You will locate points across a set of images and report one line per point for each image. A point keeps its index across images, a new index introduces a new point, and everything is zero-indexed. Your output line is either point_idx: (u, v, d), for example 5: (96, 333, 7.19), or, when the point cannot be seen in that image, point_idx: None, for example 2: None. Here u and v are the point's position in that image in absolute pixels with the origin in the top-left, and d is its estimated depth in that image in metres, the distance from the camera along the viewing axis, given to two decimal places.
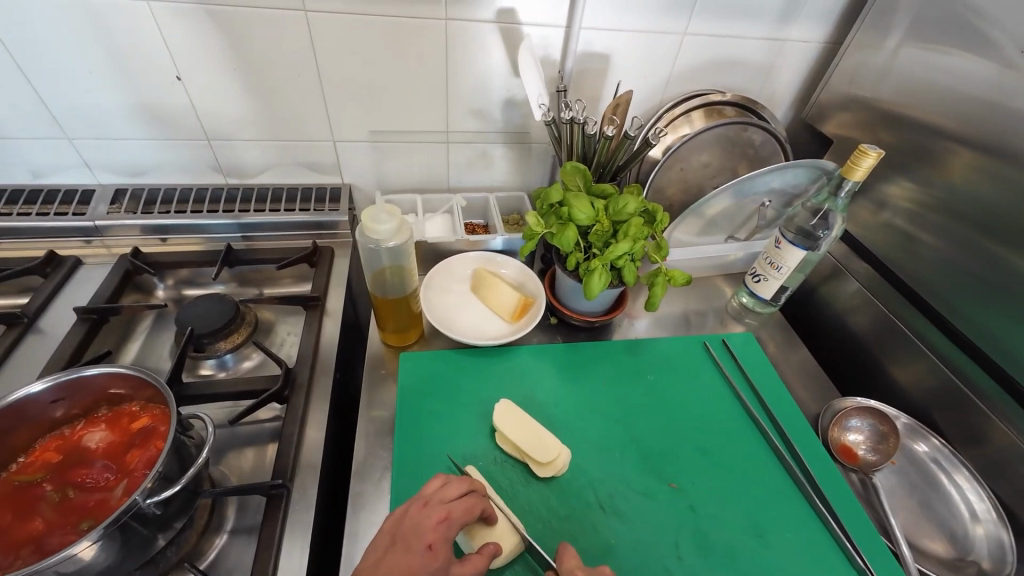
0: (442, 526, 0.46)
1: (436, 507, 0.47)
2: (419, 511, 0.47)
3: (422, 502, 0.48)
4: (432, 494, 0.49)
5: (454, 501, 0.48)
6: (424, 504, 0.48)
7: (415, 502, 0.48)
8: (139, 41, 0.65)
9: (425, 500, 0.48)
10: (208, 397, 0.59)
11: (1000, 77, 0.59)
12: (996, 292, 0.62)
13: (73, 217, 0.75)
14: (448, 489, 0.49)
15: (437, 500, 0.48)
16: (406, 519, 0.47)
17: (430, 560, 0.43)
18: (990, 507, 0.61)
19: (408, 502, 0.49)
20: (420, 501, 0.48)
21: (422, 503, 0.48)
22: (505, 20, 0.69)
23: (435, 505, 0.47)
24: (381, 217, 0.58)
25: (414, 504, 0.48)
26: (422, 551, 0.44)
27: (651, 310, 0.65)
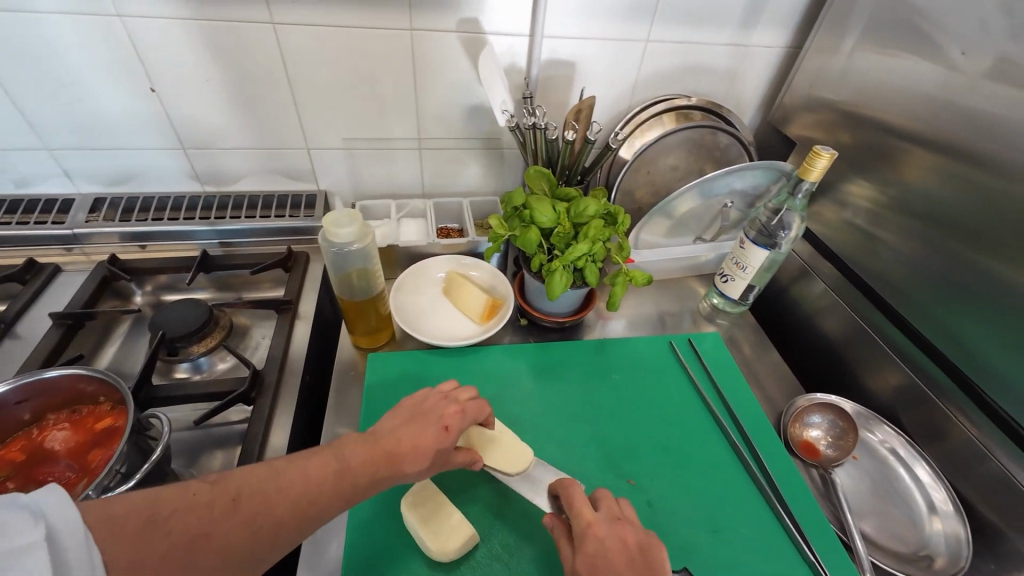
0: (459, 415, 0.49)
1: (453, 400, 0.50)
2: (438, 400, 0.50)
3: (441, 395, 0.51)
4: (451, 391, 0.52)
5: (467, 399, 0.52)
6: (443, 396, 0.50)
7: (434, 392, 0.51)
8: (113, 54, 0.67)
9: (443, 394, 0.51)
10: (176, 398, 0.60)
11: (946, 78, 0.61)
12: (949, 287, 0.63)
13: (53, 225, 0.77)
14: (464, 392, 0.52)
15: (453, 396, 0.51)
16: (427, 402, 0.50)
17: (443, 438, 0.47)
18: (947, 497, 0.61)
19: (428, 391, 0.51)
20: (440, 394, 0.51)
21: (441, 395, 0.51)
22: (469, 30, 0.71)
23: (451, 400, 0.50)
24: (343, 222, 0.59)
25: (432, 394, 0.51)
26: (438, 429, 0.47)
27: (614, 310, 0.66)
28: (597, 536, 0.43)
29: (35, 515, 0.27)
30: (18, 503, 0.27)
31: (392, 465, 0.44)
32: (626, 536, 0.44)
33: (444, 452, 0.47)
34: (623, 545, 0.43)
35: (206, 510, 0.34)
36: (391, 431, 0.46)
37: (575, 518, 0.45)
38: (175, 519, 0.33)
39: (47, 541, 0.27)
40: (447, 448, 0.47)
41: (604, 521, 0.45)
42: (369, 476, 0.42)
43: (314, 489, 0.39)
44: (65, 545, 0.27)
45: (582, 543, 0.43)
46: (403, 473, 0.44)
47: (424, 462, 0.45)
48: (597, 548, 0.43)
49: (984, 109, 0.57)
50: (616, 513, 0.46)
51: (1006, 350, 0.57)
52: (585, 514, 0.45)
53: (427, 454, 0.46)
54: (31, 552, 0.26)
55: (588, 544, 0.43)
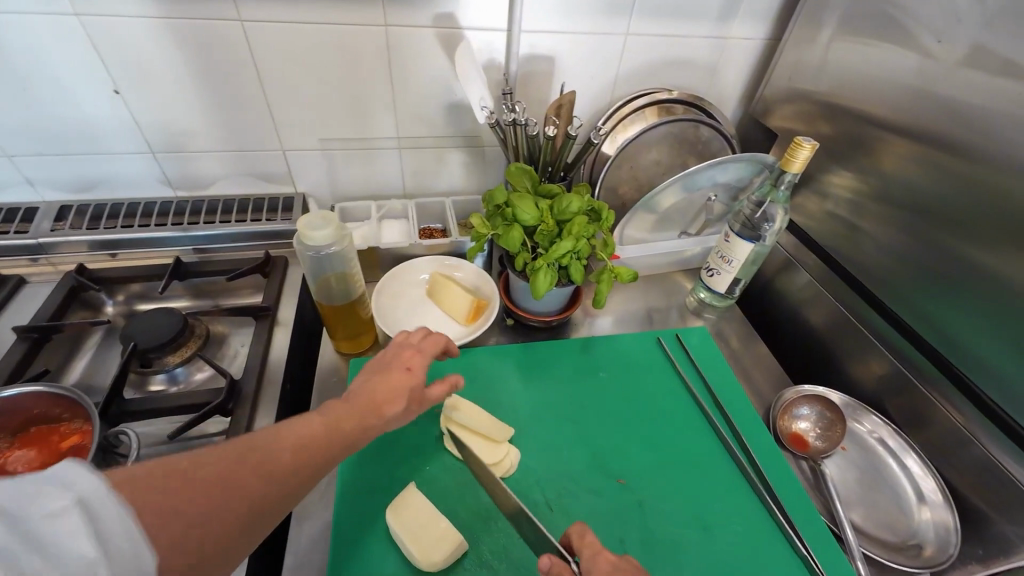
0: (418, 356, 0.49)
1: (407, 346, 0.50)
2: (394, 349, 0.50)
3: (397, 343, 0.51)
4: (404, 338, 0.52)
5: (421, 340, 0.52)
6: (398, 345, 0.50)
7: (390, 345, 0.51)
8: (74, 56, 0.65)
9: (399, 342, 0.51)
10: (150, 412, 0.58)
11: (923, 66, 0.61)
12: (931, 275, 0.63)
13: (16, 235, 0.74)
14: (416, 336, 0.53)
15: (407, 342, 0.51)
16: (384, 355, 0.49)
17: (412, 377, 0.46)
18: (936, 487, 0.62)
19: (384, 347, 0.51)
20: (396, 343, 0.51)
21: (397, 343, 0.51)
22: (445, 25, 0.69)
23: (407, 345, 0.50)
24: (316, 223, 0.57)
25: (388, 346, 0.51)
26: (403, 371, 0.46)
27: (599, 308, 0.65)
28: (610, 558, 0.41)
29: (59, 485, 0.24)
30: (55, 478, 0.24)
31: (372, 411, 0.42)
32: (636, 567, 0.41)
33: (418, 390, 0.46)
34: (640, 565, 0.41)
35: (217, 462, 0.32)
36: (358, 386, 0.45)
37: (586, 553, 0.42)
38: (193, 473, 0.31)
39: (79, 507, 0.24)
40: (420, 384, 0.46)
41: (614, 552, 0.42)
42: (354, 424, 0.41)
43: (310, 441, 0.38)
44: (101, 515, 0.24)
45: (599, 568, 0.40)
46: (384, 415, 0.43)
47: (400, 400, 0.44)
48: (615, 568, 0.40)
49: (958, 96, 0.57)
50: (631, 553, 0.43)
51: (989, 336, 0.57)
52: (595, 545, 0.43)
53: (400, 390, 0.45)
54: (61, 519, 0.23)
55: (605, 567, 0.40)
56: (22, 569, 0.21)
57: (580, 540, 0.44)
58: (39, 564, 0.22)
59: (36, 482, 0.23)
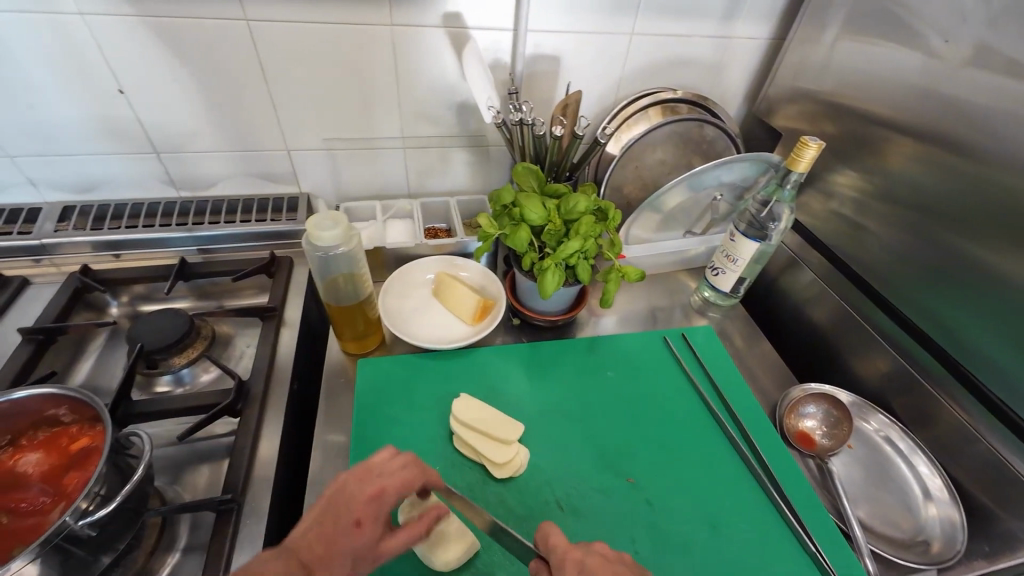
0: (375, 505, 0.44)
1: (375, 480, 0.45)
2: (358, 482, 0.45)
3: (364, 472, 0.46)
4: (377, 463, 0.47)
5: (393, 471, 0.46)
6: (363, 476, 0.45)
7: (357, 470, 0.46)
8: (78, 56, 0.64)
9: (367, 470, 0.46)
10: (158, 413, 0.58)
11: (928, 66, 0.61)
12: (936, 274, 0.64)
13: (19, 236, 0.74)
14: (390, 463, 0.47)
15: (377, 473, 0.46)
16: (345, 488, 0.45)
17: (357, 538, 0.42)
18: (942, 485, 0.62)
19: (352, 468, 0.46)
20: (364, 468, 0.46)
21: (364, 472, 0.46)
22: (451, 25, 0.69)
23: (373, 479, 0.45)
24: (325, 224, 0.57)
25: (356, 472, 0.46)
26: (350, 528, 0.42)
27: (607, 307, 0.65)
28: (576, 558, 0.42)
29: None
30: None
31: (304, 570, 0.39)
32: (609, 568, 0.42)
33: (362, 550, 0.42)
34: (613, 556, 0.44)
35: None
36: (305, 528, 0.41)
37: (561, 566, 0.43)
38: None
39: None
40: (365, 544, 0.42)
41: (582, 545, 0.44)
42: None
43: None
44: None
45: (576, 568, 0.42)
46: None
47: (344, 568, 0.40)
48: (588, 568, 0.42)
49: (964, 96, 0.58)
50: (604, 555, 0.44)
51: (994, 334, 0.58)
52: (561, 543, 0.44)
53: (345, 556, 0.41)
54: None
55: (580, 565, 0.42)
56: None
57: (544, 542, 0.45)
58: None
59: None
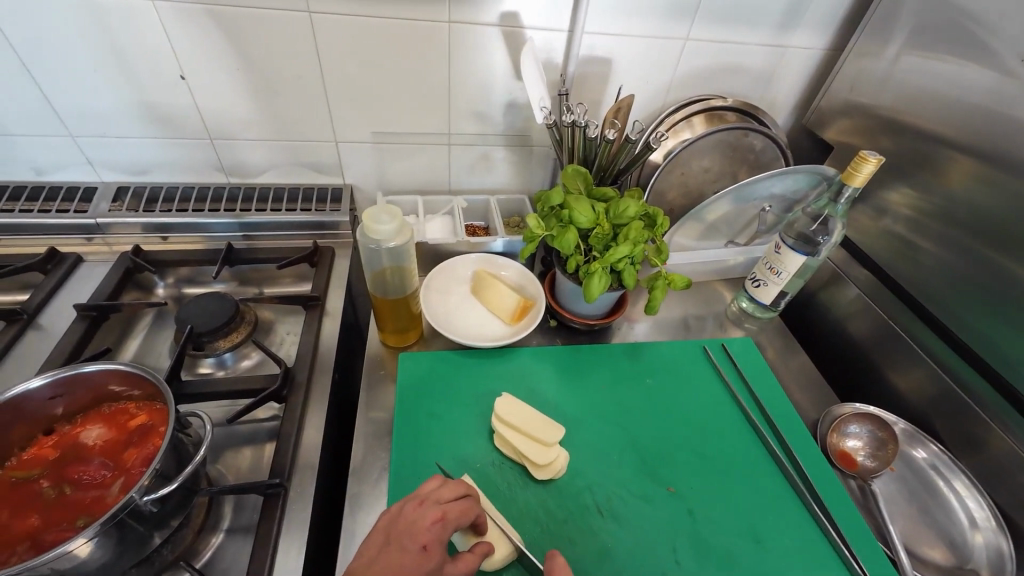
0: (435, 529, 0.44)
1: (432, 506, 0.46)
2: (414, 510, 0.46)
3: (418, 501, 0.47)
4: (428, 493, 0.48)
5: (448, 502, 0.47)
6: (419, 503, 0.46)
7: (410, 501, 0.47)
8: (145, 42, 0.66)
9: (421, 499, 0.47)
10: (207, 395, 0.59)
11: (1001, 85, 0.59)
12: (995, 298, 0.62)
13: (75, 214, 0.76)
14: (445, 490, 0.48)
15: (432, 500, 0.47)
16: (402, 517, 0.46)
17: (423, 563, 0.42)
18: (989, 515, 0.60)
19: (403, 500, 0.47)
20: (416, 499, 0.47)
21: (417, 502, 0.47)
22: (508, 24, 0.69)
23: (430, 505, 0.46)
24: (381, 218, 0.58)
25: (409, 503, 0.47)
26: (417, 550, 0.42)
27: (651, 314, 0.65)
28: None
29: None
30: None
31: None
32: None
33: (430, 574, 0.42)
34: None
35: None
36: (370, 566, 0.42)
37: None
38: None
39: None
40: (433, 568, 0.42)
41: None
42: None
43: None
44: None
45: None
46: None
47: None
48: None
49: None
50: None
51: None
52: None
53: None
54: None
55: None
56: None
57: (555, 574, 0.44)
58: None
59: None
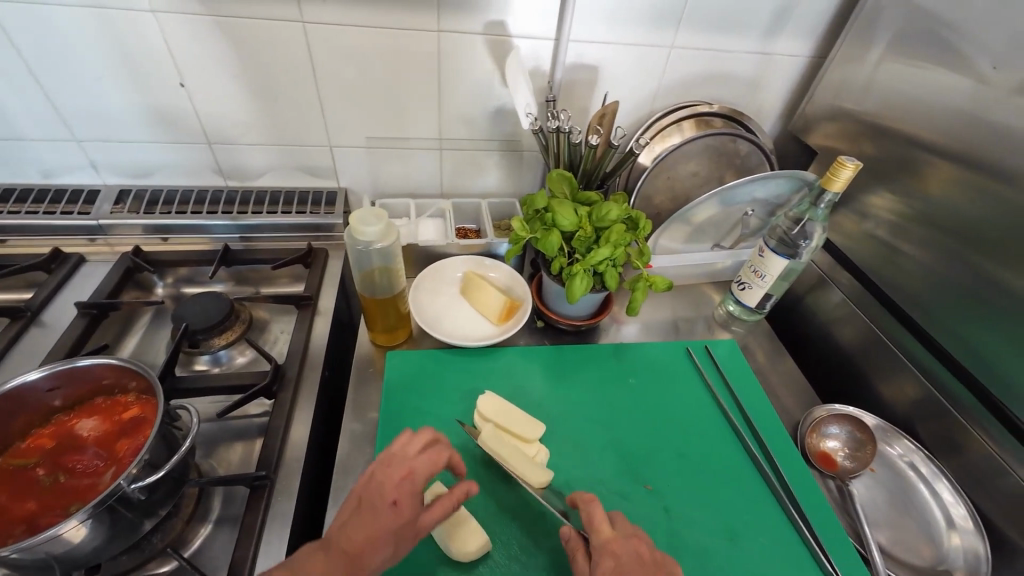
0: (407, 483, 0.47)
1: (401, 463, 0.48)
2: (384, 471, 0.48)
3: (386, 461, 0.49)
4: (396, 452, 0.49)
5: (417, 456, 0.49)
6: (388, 463, 0.48)
7: (379, 462, 0.49)
8: (147, 51, 0.69)
9: (390, 459, 0.49)
10: (200, 391, 0.61)
11: (975, 93, 0.60)
12: (973, 302, 0.63)
13: (79, 215, 0.78)
14: (411, 446, 0.50)
15: (400, 458, 0.49)
16: (373, 478, 0.47)
17: (396, 516, 0.45)
18: (967, 514, 0.61)
19: (373, 462, 0.49)
20: (385, 460, 0.49)
21: (386, 463, 0.48)
22: (496, 32, 0.71)
23: (398, 464, 0.48)
24: (368, 220, 0.60)
25: (379, 463, 0.49)
26: (390, 508, 0.45)
27: (633, 315, 0.66)
28: (614, 551, 0.46)
29: None
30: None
31: (354, 557, 0.42)
32: (639, 547, 0.47)
33: (405, 523, 0.45)
34: (638, 557, 0.46)
35: None
36: (346, 522, 0.45)
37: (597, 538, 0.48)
38: None
39: None
40: (408, 517, 0.46)
41: (620, 537, 0.48)
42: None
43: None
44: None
45: (599, 558, 0.46)
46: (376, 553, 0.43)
47: (391, 541, 0.44)
48: (614, 561, 0.45)
49: (1012, 125, 0.57)
50: (631, 530, 0.49)
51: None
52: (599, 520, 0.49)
53: (389, 532, 0.44)
54: None
55: (607, 559, 0.46)
56: None
57: (589, 522, 0.49)
58: None
59: None
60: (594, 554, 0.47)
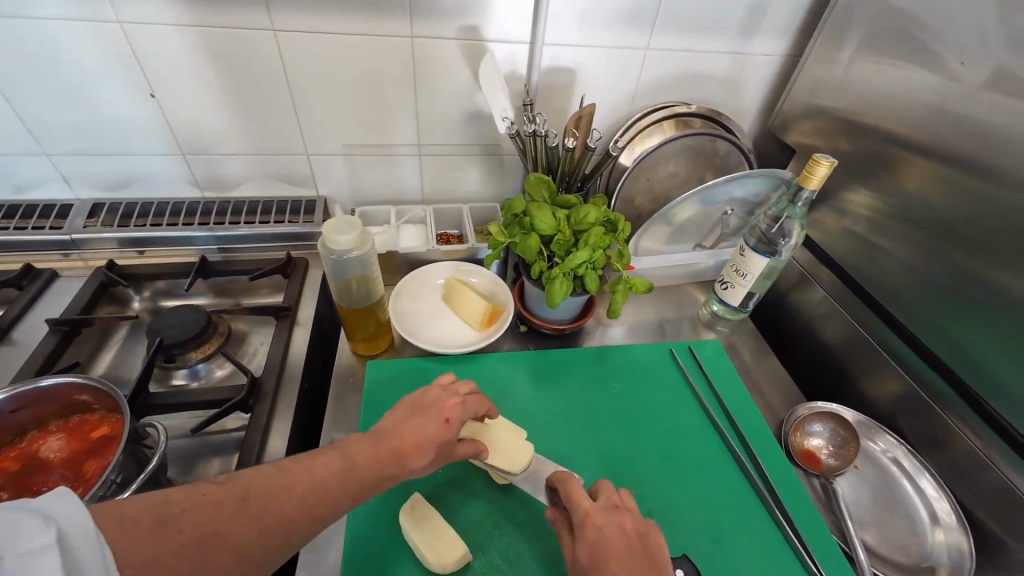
0: (459, 407, 0.50)
1: (452, 393, 0.52)
2: (437, 393, 0.52)
3: (441, 389, 0.52)
4: (450, 385, 0.53)
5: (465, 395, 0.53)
6: (442, 390, 0.52)
7: (432, 388, 0.52)
8: (114, 62, 0.68)
9: (443, 387, 0.53)
10: (175, 406, 0.60)
11: (945, 89, 0.61)
12: (951, 297, 0.63)
13: (51, 231, 0.77)
14: (462, 386, 0.54)
15: (453, 389, 0.53)
16: (426, 397, 0.51)
17: (445, 431, 0.48)
18: (950, 509, 0.61)
19: (426, 387, 0.52)
20: (439, 387, 0.53)
21: (441, 389, 0.52)
22: (470, 37, 0.71)
23: (451, 392, 0.52)
24: (341, 229, 0.60)
25: (432, 389, 0.52)
26: (440, 422, 0.48)
27: (613, 318, 0.66)
28: (596, 523, 0.45)
29: (44, 518, 0.26)
30: (26, 507, 0.26)
31: (398, 454, 0.45)
32: (625, 522, 0.45)
33: (449, 443, 0.48)
34: (622, 529, 0.44)
35: (214, 510, 0.34)
36: (396, 426, 0.47)
37: (576, 509, 0.47)
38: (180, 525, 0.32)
39: (60, 544, 0.26)
40: (451, 438, 0.49)
41: (601, 509, 0.46)
42: (373, 470, 0.43)
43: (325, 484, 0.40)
44: (75, 546, 0.26)
45: (580, 531, 0.45)
46: (408, 465, 0.45)
47: (427, 455, 0.46)
48: (595, 534, 0.44)
49: (983, 119, 0.57)
50: (615, 501, 0.47)
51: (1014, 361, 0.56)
52: (579, 493, 0.48)
53: (430, 445, 0.47)
54: (40, 557, 0.25)
55: (588, 532, 0.44)
56: None
57: (568, 496, 0.48)
58: None
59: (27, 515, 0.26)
60: (576, 530, 0.45)
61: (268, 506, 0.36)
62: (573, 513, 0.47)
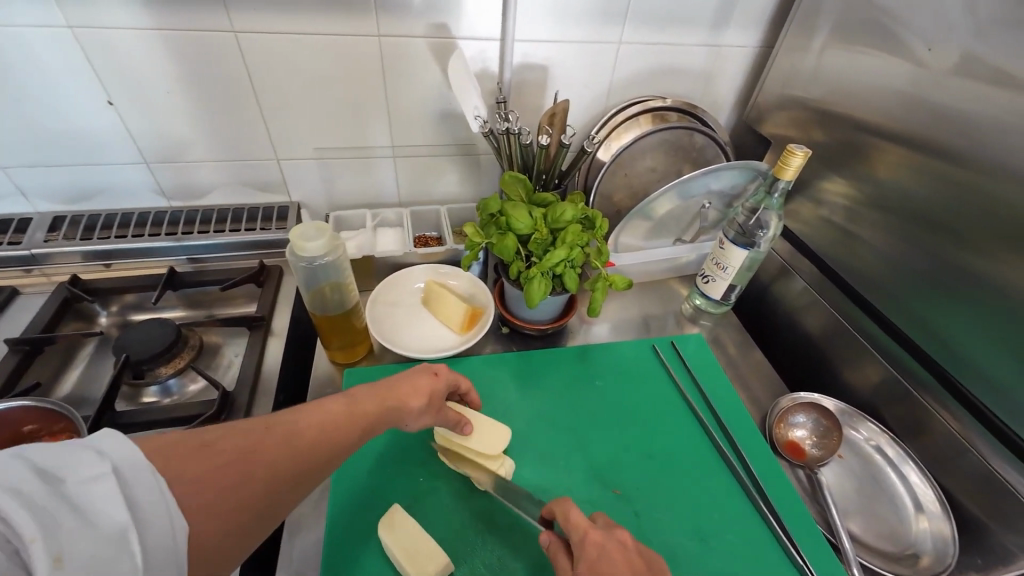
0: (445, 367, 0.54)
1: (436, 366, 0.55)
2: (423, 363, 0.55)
3: None
4: None
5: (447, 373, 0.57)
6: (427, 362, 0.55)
7: None
8: (68, 70, 0.65)
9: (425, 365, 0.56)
10: (143, 425, 0.57)
11: (914, 75, 0.61)
12: (927, 283, 0.63)
13: (9, 246, 0.74)
14: None
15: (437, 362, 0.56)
16: None
17: (435, 382, 0.50)
18: (934, 497, 0.61)
19: None
20: None
21: None
22: (438, 35, 0.70)
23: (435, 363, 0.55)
24: (310, 235, 0.58)
25: None
26: (431, 373, 0.51)
27: (594, 316, 0.65)
28: (596, 540, 0.42)
29: (99, 453, 0.28)
30: (88, 441, 0.29)
31: (396, 401, 0.46)
32: (626, 539, 0.43)
33: (439, 392, 0.50)
34: (623, 544, 0.42)
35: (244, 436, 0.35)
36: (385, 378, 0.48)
37: (574, 531, 0.44)
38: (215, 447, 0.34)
39: (115, 473, 0.28)
40: (440, 389, 0.51)
41: (600, 528, 0.44)
42: (376, 408, 0.44)
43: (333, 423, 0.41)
44: (131, 478, 0.28)
45: (580, 552, 0.42)
46: (406, 410, 0.46)
47: (423, 398, 0.48)
48: (597, 551, 0.41)
49: (952, 105, 0.57)
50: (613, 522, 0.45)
51: (1000, 351, 0.56)
52: (576, 514, 0.45)
53: (424, 391, 0.49)
54: (94, 482, 0.27)
55: (589, 551, 0.42)
56: (60, 523, 0.25)
57: (566, 520, 0.45)
58: (73, 517, 0.26)
59: (80, 449, 0.28)
60: (576, 552, 0.43)
61: (285, 438, 0.37)
62: (571, 535, 0.44)
